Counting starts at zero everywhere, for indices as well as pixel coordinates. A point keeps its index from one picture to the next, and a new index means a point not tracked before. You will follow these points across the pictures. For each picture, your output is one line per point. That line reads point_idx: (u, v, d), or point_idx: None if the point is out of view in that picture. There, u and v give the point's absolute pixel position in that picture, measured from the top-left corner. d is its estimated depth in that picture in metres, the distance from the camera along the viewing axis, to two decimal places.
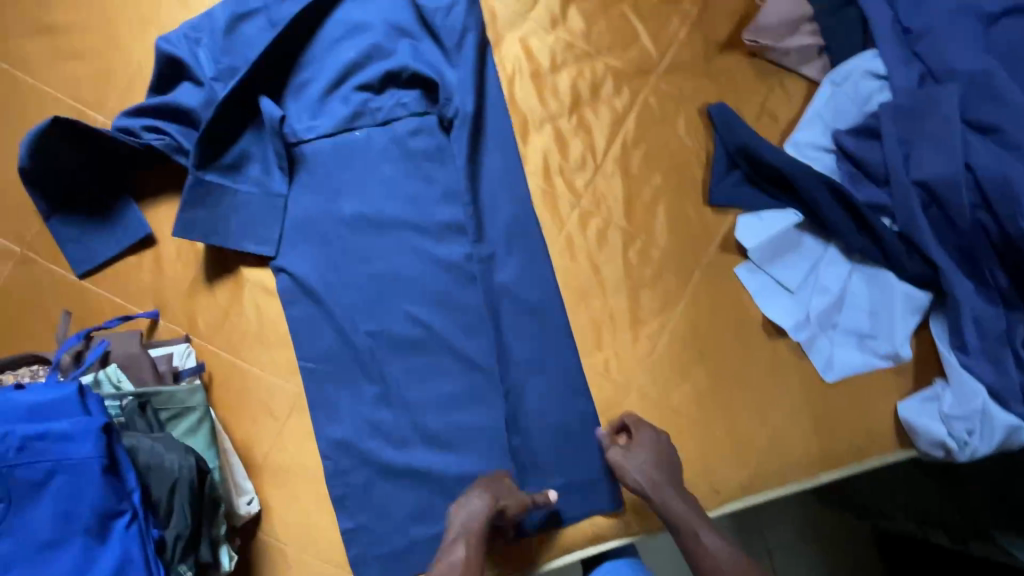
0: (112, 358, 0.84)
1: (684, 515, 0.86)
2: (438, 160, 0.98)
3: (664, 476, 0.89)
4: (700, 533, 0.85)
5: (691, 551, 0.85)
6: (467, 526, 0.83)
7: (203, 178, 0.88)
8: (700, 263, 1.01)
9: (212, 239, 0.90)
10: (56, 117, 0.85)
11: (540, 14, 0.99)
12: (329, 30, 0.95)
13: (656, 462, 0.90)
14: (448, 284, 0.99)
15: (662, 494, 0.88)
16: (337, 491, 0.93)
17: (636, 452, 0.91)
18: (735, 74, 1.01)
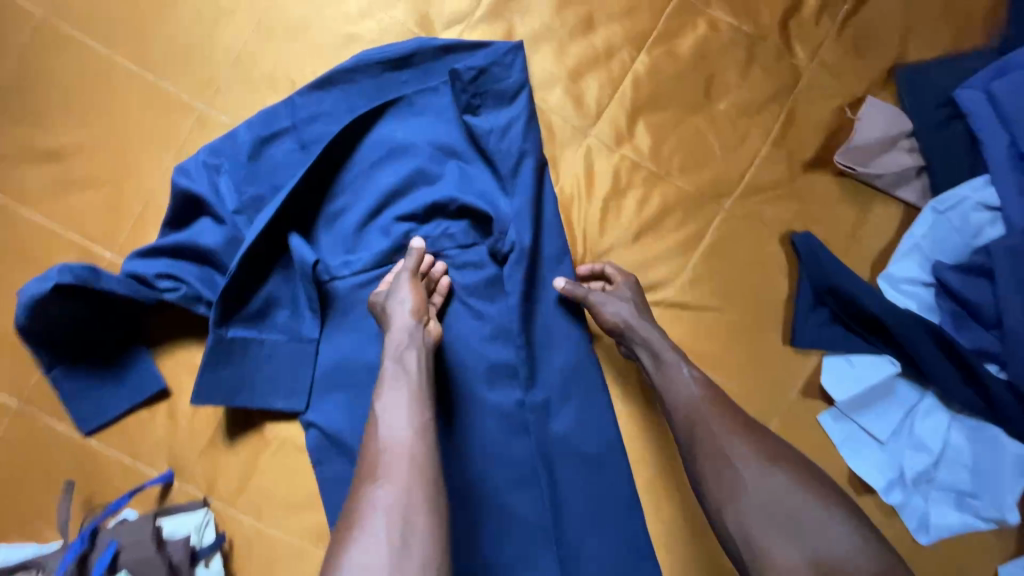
0: (123, 562, 0.75)
1: (665, 366, 0.79)
2: (488, 296, 0.87)
3: (636, 301, 0.84)
4: (677, 365, 0.78)
5: (663, 387, 0.78)
6: (404, 327, 0.74)
7: (226, 334, 0.78)
8: (778, 409, 0.90)
9: (237, 400, 0.79)
10: (58, 277, 0.73)
11: (602, 130, 0.87)
12: (368, 152, 0.83)
13: (625, 293, 0.84)
14: (499, 435, 0.88)
15: (635, 321, 0.82)
16: None
17: (615, 291, 0.85)
18: (821, 197, 0.89)
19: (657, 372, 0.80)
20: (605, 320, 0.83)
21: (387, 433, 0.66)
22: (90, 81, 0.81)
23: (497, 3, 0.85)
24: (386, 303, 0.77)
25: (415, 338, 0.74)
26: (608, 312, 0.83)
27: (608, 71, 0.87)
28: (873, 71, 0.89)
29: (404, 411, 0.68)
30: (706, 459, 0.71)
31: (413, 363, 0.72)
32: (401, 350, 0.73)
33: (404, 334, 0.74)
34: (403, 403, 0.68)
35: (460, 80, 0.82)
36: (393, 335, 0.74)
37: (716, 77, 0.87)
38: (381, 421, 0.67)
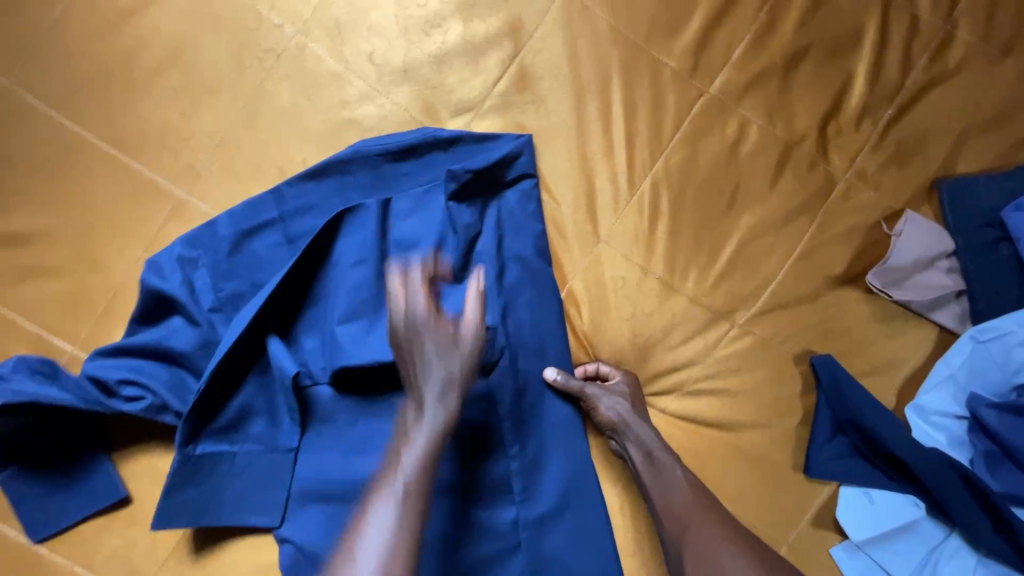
0: None
1: (661, 458, 0.75)
2: (484, 407, 0.79)
3: (635, 403, 0.79)
4: (672, 470, 0.74)
5: (656, 485, 0.74)
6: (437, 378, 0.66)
7: (195, 451, 0.72)
8: (791, 542, 0.83)
9: (203, 520, 0.72)
10: (9, 399, 0.67)
11: (615, 234, 0.80)
12: (352, 244, 0.75)
13: (623, 392, 0.79)
14: (485, 557, 0.79)
15: (632, 426, 0.77)
16: None
17: (611, 386, 0.79)
18: (851, 315, 0.82)
19: (651, 473, 0.75)
20: (600, 418, 0.78)
21: (390, 501, 0.60)
22: (60, 160, 0.74)
23: (509, 92, 0.78)
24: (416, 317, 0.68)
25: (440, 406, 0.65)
26: (603, 407, 0.77)
27: (625, 170, 0.80)
28: (914, 181, 0.82)
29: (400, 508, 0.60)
30: (693, 559, 0.67)
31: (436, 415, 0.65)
32: (433, 421, 0.65)
33: (434, 386, 0.66)
34: (437, 425, 0.65)
35: (470, 175, 0.76)
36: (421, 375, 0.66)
37: (742, 181, 0.81)
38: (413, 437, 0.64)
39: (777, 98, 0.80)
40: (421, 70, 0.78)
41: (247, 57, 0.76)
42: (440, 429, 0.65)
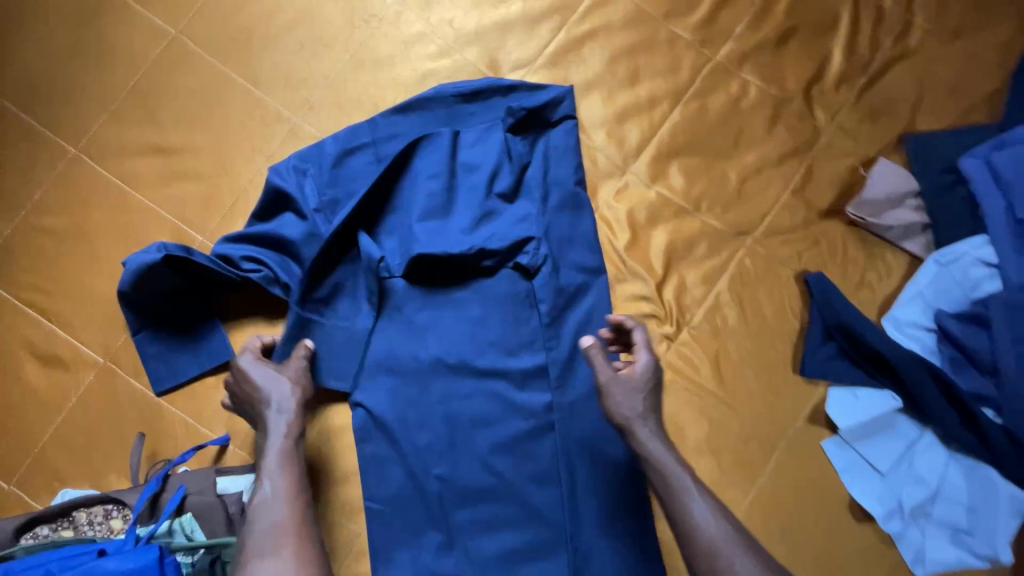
0: (188, 506, 0.78)
1: (677, 483, 0.71)
2: (527, 305, 0.95)
3: (648, 403, 0.78)
4: (687, 496, 0.70)
5: (671, 508, 0.70)
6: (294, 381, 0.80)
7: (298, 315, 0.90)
8: (787, 435, 0.97)
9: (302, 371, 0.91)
10: (165, 250, 0.85)
11: (640, 168, 0.99)
12: (430, 163, 0.94)
13: (636, 387, 0.78)
14: (522, 432, 0.94)
15: (644, 435, 0.76)
16: None
17: (629, 379, 0.79)
18: (835, 243, 0.99)
19: (662, 488, 0.72)
20: (615, 416, 0.78)
21: (271, 455, 0.72)
22: (206, 92, 0.95)
23: (557, 53, 0.99)
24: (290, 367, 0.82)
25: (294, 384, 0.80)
26: (616, 409, 0.77)
27: (648, 117, 0.99)
28: (884, 136, 1.01)
29: (284, 448, 0.73)
30: None
31: (297, 389, 0.79)
32: (279, 399, 0.77)
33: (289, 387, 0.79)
34: (290, 406, 0.77)
35: (525, 112, 0.95)
36: (278, 400, 0.77)
37: (743, 130, 0.99)
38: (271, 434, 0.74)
39: (771, 66, 1.00)
40: (488, 34, 0.99)
41: (354, 21, 0.98)
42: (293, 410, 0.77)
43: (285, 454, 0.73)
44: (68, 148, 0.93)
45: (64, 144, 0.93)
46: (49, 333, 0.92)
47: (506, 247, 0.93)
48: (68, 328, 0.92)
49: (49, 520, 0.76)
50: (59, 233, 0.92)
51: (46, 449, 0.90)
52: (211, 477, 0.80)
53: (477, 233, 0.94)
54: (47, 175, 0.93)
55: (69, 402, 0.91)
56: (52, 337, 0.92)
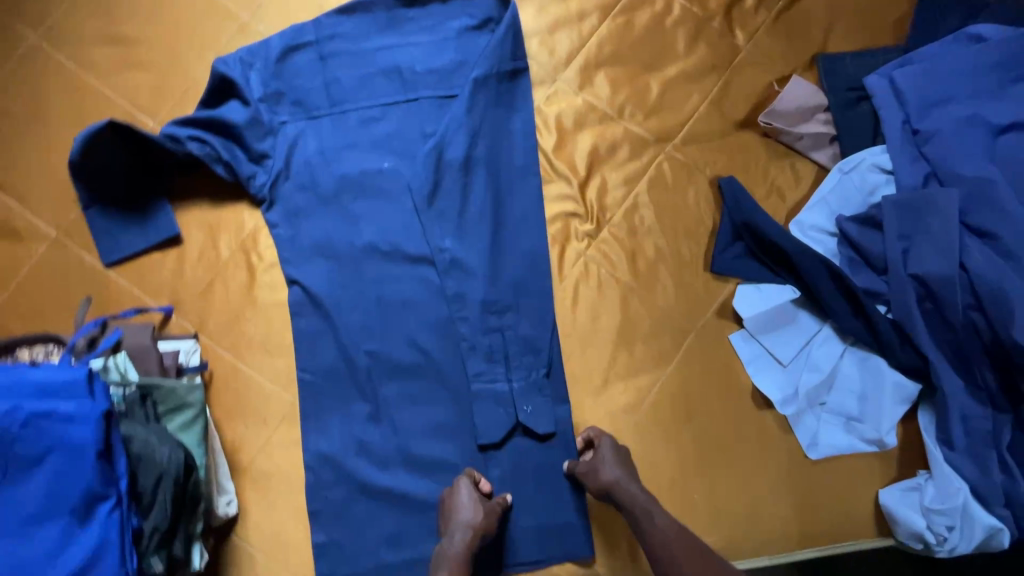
0: (123, 347, 0.86)
1: (645, 506, 0.91)
2: (458, 198, 1.01)
3: (624, 470, 0.94)
4: (654, 515, 0.90)
5: (648, 531, 0.89)
6: (465, 532, 0.89)
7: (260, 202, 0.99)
8: (697, 327, 1.04)
9: (246, 246, 1.00)
10: (113, 121, 0.91)
11: (569, 76, 1.06)
12: (373, 63, 1.02)
13: (610, 455, 0.94)
14: (447, 312, 1.01)
15: (625, 489, 0.92)
16: (325, 474, 0.97)
17: (600, 453, 0.95)
18: (748, 153, 1.07)
19: (637, 513, 0.90)
20: (596, 483, 0.93)
21: (456, 544, 0.89)
22: None
23: None
24: (462, 520, 0.90)
25: (489, 510, 0.92)
26: (603, 478, 0.92)
27: (577, 29, 1.06)
28: (797, 55, 1.09)
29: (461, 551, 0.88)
30: None
31: (482, 522, 0.90)
32: (482, 524, 0.90)
33: (464, 536, 0.89)
34: (479, 525, 0.90)
35: (472, 21, 1.03)
36: (452, 551, 0.88)
37: (666, 44, 1.07)
38: (469, 531, 0.89)
39: None
40: None
41: None
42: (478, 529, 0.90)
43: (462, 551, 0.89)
44: (32, 38, 1.00)
45: (31, 35, 1.00)
46: (4, 205, 0.98)
47: (460, 150, 1.01)
48: (23, 201, 0.98)
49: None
50: (20, 114, 0.98)
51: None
52: (149, 331, 0.88)
53: (432, 137, 1.02)
54: (10, 60, 0.99)
55: (20, 271, 0.97)
56: (7, 210, 0.98)
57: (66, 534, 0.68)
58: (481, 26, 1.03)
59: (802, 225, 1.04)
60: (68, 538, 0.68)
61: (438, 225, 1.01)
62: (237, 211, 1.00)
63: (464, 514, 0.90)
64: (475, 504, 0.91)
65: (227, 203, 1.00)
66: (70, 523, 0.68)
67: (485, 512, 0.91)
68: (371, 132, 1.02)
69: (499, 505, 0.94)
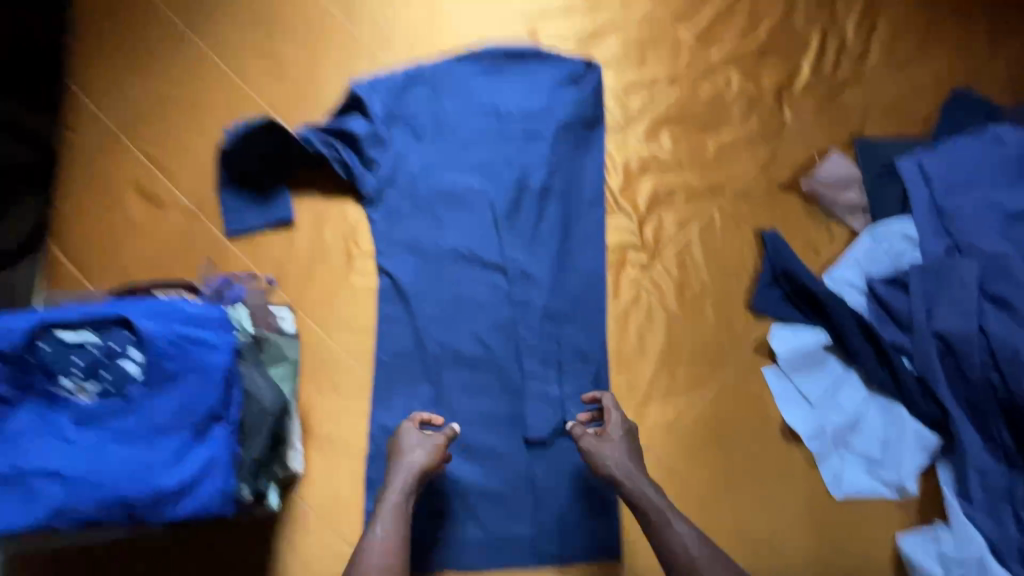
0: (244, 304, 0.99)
1: (657, 504, 0.94)
2: (533, 219, 1.17)
3: (634, 461, 0.99)
4: (672, 522, 0.93)
5: (659, 530, 0.93)
6: (404, 473, 0.95)
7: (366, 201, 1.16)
8: (733, 358, 1.15)
9: (346, 236, 1.15)
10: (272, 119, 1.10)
11: (639, 130, 1.24)
12: (476, 101, 1.21)
13: (617, 441, 1.01)
14: (512, 316, 1.13)
15: (637, 481, 0.96)
16: (386, 447, 1.06)
17: (608, 437, 1.01)
18: (789, 212, 1.22)
19: (655, 516, 0.93)
20: (601, 464, 0.99)
21: (396, 491, 0.94)
22: (314, 24, 1.24)
23: (585, 35, 1.26)
24: (398, 454, 0.98)
25: (429, 451, 0.98)
26: (567, 426, 1.04)
27: (650, 93, 1.25)
28: (838, 135, 1.25)
29: (401, 491, 0.94)
30: None
31: (422, 462, 0.96)
32: (418, 465, 0.96)
33: (404, 475, 0.95)
34: (418, 464, 0.96)
35: (563, 76, 1.22)
36: (397, 481, 0.95)
37: (724, 114, 1.25)
38: (409, 470, 0.96)
39: (752, 70, 1.27)
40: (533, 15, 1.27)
41: None
42: (417, 469, 0.96)
43: (403, 493, 0.94)
44: (202, 48, 1.20)
45: (200, 45, 1.21)
46: (153, 177, 1.15)
47: (540, 180, 1.18)
48: (169, 175, 1.15)
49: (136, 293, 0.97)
50: (180, 105, 1.18)
51: (131, 267, 1.13)
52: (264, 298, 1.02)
53: (518, 166, 1.19)
54: (181, 62, 1.19)
55: (156, 233, 1.14)
56: (155, 182, 1.15)
57: (184, 448, 0.79)
58: (569, 81, 1.22)
59: (835, 279, 1.16)
60: (184, 452, 0.79)
61: (512, 239, 1.16)
62: (342, 205, 1.16)
63: (402, 448, 0.99)
64: (421, 443, 0.99)
65: (335, 197, 1.16)
66: (189, 439, 0.80)
67: (425, 447, 0.98)
68: (467, 156, 1.19)
69: (444, 446, 1.00)
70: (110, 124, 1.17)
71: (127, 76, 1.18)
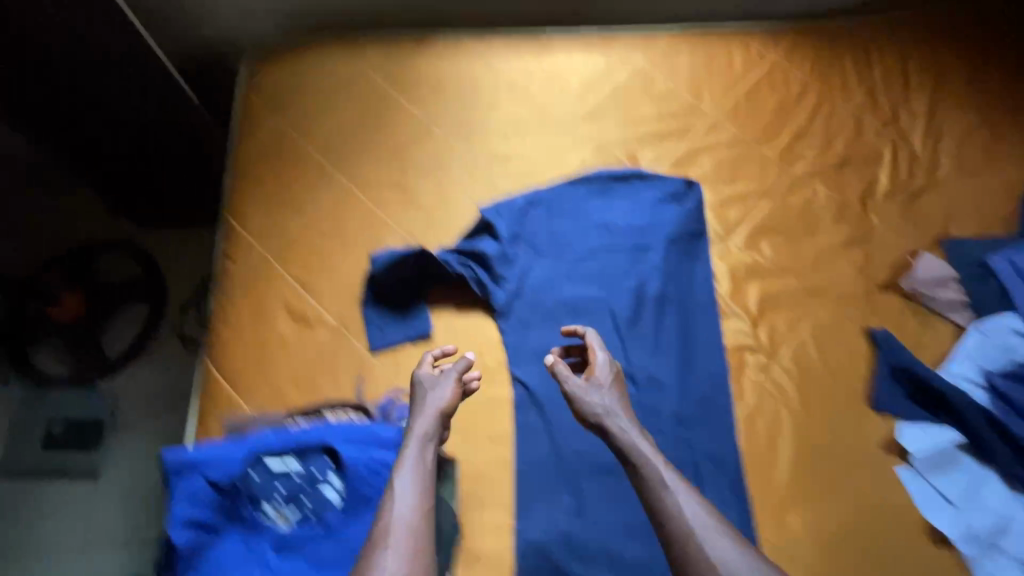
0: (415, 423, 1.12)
1: (648, 456, 0.95)
2: (653, 327, 1.24)
3: (623, 405, 1.04)
4: (664, 494, 0.90)
5: (657, 495, 0.90)
6: (433, 412, 1.02)
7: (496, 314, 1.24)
8: (863, 458, 1.17)
9: (480, 348, 1.22)
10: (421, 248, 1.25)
11: (740, 239, 1.34)
12: (589, 218, 1.34)
13: (603, 388, 1.06)
14: (644, 422, 1.18)
15: (631, 434, 0.98)
16: (534, 562, 1.06)
17: (596, 383, 1.07)
18: (893, 310, 1.28)
19: (648, 472, 0.93)
20: (581, 404, 1.04)
21: (416, 435, 0.99)
22: (440, 156, 1.39)
23: (680, 158, 1.41)
24: (424, 393, 1.05)
25: (449, 395, 1.04)
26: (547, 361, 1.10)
27: (745, 206, 1.37)
28: (925, 237, 1.35)
29: (422, 437, 0.99)
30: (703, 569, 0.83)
31: (444, 404, 1.03)
32: (443, 405, 1.03)
33: (428, 417, 1.01)
34: (440, 405, 1.03)
35: (665, 195, 1.36)
36: (419, 422, 1.01)
37: (816, 222, 1.36)
38: (421, 417, 1.01)
39: (835, 182, 1.40)
40: (633, 141, 1.42)
41: (544, 124, 1.43)
42: (438, 417, 1.02)
43: (421, 438, 0.99)
44: (345, 183, 1.35)
45: (342, 179, 1.36)
46: (302, 298, 1.26)
47: (656, 290, 1.27)
48: (317, 297, 1.26)
49: (307, 414, 1.15)
50: (326, 233, 1.31)
51: (281, 384, 1.19)
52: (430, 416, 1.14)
53: (633, 277, 1.28)
54: (326, 197, 1.34)
55: (305, 351, 1.22)
56: (304, 303, 1.26)
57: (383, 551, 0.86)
58: (672, 200, 1.36)
59: (954, 375, 1.20)
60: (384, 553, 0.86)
61: (635, 346, 1.23)
62: (474, 319, 1.24)
63: (428, 388, 1.05)
64: (436, 383, 1.06)
65: (468, 311, 1.25)
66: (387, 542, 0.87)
67: (443, 388, 1.05)
68: (585, 269, 1.30)
69: (453, 383, 1.06)
70: (265, 253, 1.29)
71: (279, 211, 1.33)
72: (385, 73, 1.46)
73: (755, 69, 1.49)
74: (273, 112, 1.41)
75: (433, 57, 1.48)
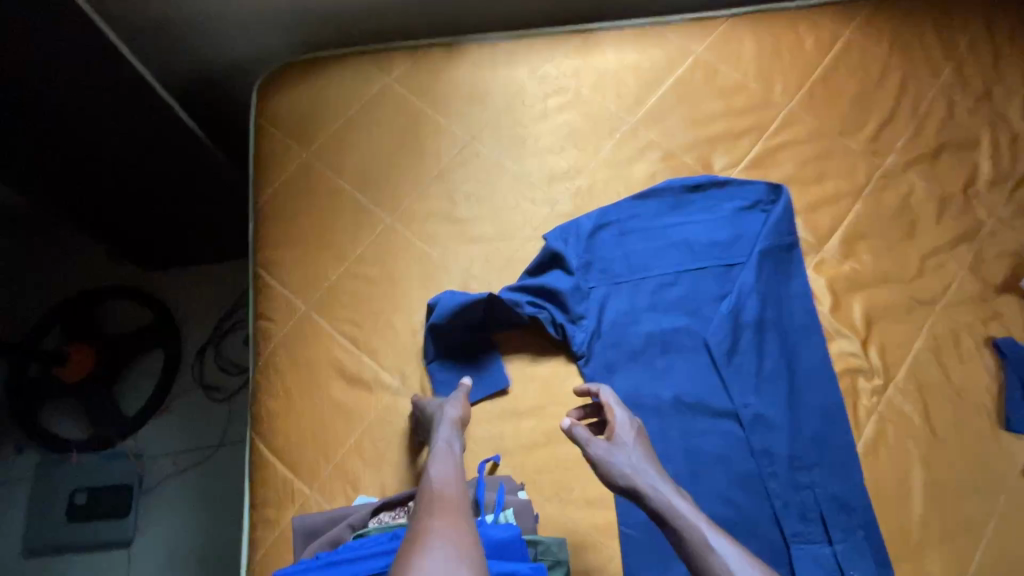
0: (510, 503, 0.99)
1: (651, 485, 0.83)
2: (754, 357, 1.10)
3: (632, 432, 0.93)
4: (676, 518, 0.79)
5: (673, 526, 0.78)
6: (448, 423, 0.95)
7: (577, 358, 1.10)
8: (1006, 488, 1.03)
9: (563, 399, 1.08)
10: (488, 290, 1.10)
11: (834, 247, 1.20)
12: (665, 237, 1.19)
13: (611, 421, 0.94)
14: (758, 468, 1.05)
15: (636, 461, 0.87)
16: None
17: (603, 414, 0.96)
18: (1015, 315, 1.14)
19: (656, 505, 0.81)
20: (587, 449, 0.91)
21: (438, 442, 0.91)
22: (488, 179, 1.23)
23: (757, 159, 1.25)
24: (434, 410, 0.99)
25: (459, 408, 0.98)
26: (562, 425, 0.95)
27: (836, 208, 1.22)
28: None
29: (443, 444, 0.90)
30: None
31: (455, 416, 0.96)
32: (454, 417, 0.96)
33: (445, 426, 0.94)
34: (452, 418, 0.96)
35: (747, 203, 1.20)
36: (438, 431, 0.93)
37: (916, 220, 1.21)
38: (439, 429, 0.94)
39: (931, 172, 1.25)
40: (703, 144, 1.26)
41: (601, 132, 1.27)
42: (453, 429, 0.94)
43: (442, 445, 0.90)
44: (386, 220, 1.20)
45: (382, 215, 1.20)
46: (354, 357, 1.11)
47: (754, 313, 1.11)
48: (372, 354, 1.11)
49: (390, 508, 0.98)
50: (373, 280, 1.16)
51: (345, 458, 1.05)
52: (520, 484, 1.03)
53: (723, 301, 1.14)
54: (367, 237, 1.19)
55: (366, 418, 1.07)
56: (357, 362, 1.11)
57: None
58: (755, 209, 1.20)
59: None
60: None
61: (736, 381, 1.09)
62: (553, 365, 1.11)
63: (438, 404, 1.00)
64: (446, 400, 1.01)
65: (545, 357, 1.11)
66: None
67: (454, 400, 1.00)
68: (667, 296, 1.15)
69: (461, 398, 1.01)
70: (307, 310, 1.14)
71: (318, 260, 1.17)
72: (416, 89, 1.30)
73: (828, 50, 1.33)
74: (299, 147, 1.25)
75: (469, 65, 1.31)
